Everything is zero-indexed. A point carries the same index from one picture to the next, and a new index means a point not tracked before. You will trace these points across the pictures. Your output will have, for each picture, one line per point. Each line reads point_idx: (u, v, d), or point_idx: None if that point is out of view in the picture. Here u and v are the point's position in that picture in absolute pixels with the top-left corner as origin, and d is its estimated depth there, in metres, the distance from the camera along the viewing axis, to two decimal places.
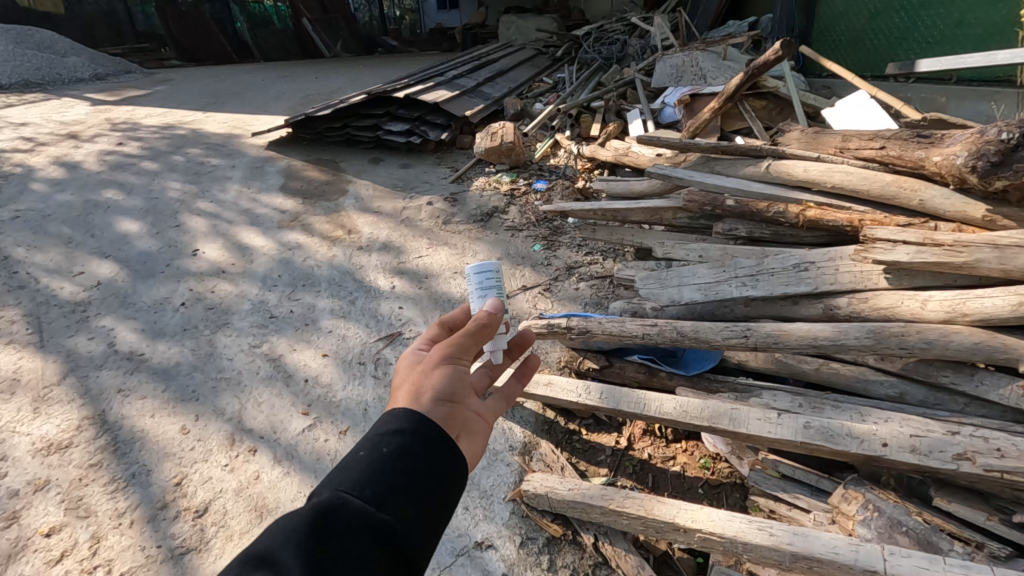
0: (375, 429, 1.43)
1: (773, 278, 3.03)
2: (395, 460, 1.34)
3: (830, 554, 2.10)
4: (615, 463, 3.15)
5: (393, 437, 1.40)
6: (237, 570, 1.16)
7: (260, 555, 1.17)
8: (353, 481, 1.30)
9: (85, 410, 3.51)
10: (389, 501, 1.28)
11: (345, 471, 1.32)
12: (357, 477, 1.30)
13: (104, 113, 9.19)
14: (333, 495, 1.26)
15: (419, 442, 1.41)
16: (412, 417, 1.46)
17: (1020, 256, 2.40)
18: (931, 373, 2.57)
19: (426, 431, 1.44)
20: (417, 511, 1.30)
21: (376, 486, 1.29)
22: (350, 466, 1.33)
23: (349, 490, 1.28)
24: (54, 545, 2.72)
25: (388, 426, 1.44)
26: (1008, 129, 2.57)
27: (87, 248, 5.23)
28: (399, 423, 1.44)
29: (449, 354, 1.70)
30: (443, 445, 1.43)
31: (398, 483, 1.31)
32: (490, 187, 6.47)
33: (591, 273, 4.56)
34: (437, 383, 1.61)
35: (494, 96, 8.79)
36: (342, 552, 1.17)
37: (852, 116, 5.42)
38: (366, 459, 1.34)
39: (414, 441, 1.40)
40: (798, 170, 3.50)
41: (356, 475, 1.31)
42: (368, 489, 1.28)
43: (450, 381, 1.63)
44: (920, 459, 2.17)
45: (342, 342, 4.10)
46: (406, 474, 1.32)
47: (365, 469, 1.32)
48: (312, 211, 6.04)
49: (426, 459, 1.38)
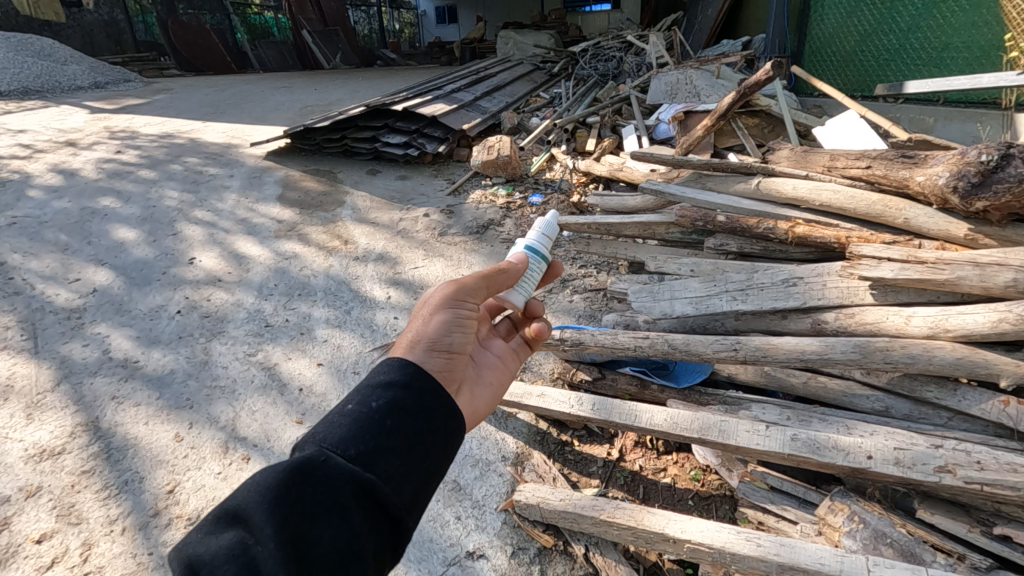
0: (366, 383, 1.49)
1: (762, 293, 3.11)
2: (381, 417, 1.40)
3: (816, 565, 2.13)
4: (606, 474, 3.20)
5: (383, 391, 1.46)
6: (212, 523, 1.23)
7: (236, 510, 1.24)
8: (337, 437, 1.35)
9: (78, 417, 3.51)
10: (374, 459, 1.33)
11: (330, 428, 1.37)
12: (341, 434, 1.36)
13: (103, 121, 9.24)
14: (316, 450, 1.32)
15: (408, 396, 1.47)
16: (404, 372, 1.53)
17: (1000, 274, 2.46)
18: (915, 388, 2.64)
19: (420, 387, 1.50)
20: (401, 469, 1.35)
21: (360, 443, 1.34)
22: (335, 424, 1.38)
23: (332, 447, 1.33)
24: (44, 552, 2.71)
25: (379, 378, 1.51)
26: (988, 151, 2.65)
27: (83, 256, 5.24)
28: (391, 376, 1.51)
29: (449, 298, 1.81)
30: (434, 407, 1.49)
31: (382, 440, 1.36)
32: (485, 201, 6.54)
33: (585, 286, 4.69)
34: (434, 327, 1.72)
35: (491, 110, 8.91)
36: (319, 508, 1.23)
37: (841, 135, 5.55)
38: (351, 416, 1.39)
39: (404, 395, 1.47)
40: (787, 188, 3.56)
41: (340, 432, 1.36)
42: (351, 446, 1.34)
43: (447, 330, 1.73)
44: (904, 471, 2.21)
45: (337, 351, 4.14)
46: (393, 432, 1.39)
47: (351, 427, 1.37)
48: (309, 221, 6.10)
49: (414, 420, 1.44)
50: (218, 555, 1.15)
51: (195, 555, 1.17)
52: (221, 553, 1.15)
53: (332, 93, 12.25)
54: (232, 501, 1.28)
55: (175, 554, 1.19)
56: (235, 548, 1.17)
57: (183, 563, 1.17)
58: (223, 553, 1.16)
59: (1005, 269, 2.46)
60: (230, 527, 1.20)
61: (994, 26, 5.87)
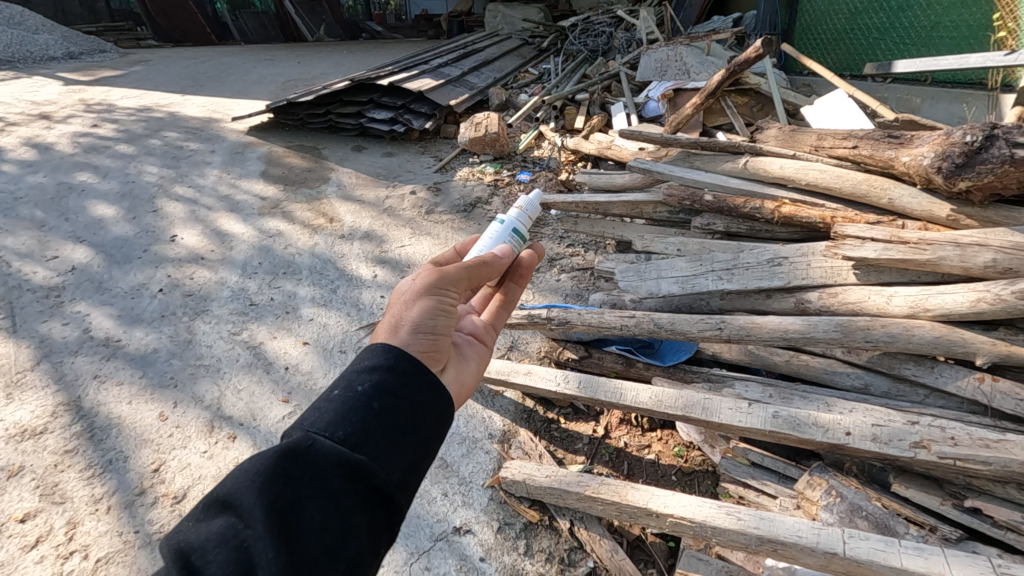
0: (351, 368, 1.48)
1: (748, 272, 3.13)
2: (369, 400, 1.39)
3: (794, 537, 2.17)
4: (592, 451, 3.24)
5: (369, 374, 1.46)
6: (200, 511, 1.23)
7: (225, 497, 1.24)
8: (325, 421, 1.34)
9: (60, 395, 3.47)
10: (363, 441, 1.33)
11: (318, 411, 1.37)
12: (329, 417, 1.35)
13: (77, 93, 8.95)
14: (303, 435, 1.31)
15: (394, 378, 1.46)
16: (389, 354, 1.51)
17: (980, 254, 2.49)
18: (894, 365, 2.68)
19: (405, 366, 1.49)
20: (390, 449, 1.35)
21: (348, 427, 1.33)
22: (323, 408, 1.38)
23: (320, 430, 1.33)
24: (29, 531, 2.70)
25: (365, 362, 1.50)
26: (972, 132, 2.66)
27: (61, 233, 5.13)
28: (376, 359, 1.49)
29: (432, 285, 1.75)
30: (421, 388, 1.48)
31: (371, 422, 1.36)
32: (473, 178, 6.48)
33: (572, 265, 4.75)
34: (418, 313, 1.66)
35: (479, 86, 8.75)
36: (308, 491, 1.23)
37: (828, 114, 5.54)
38: (338, 400, 1.39)
39: (390, 377, 1.46)
40: (774, 167, 3.55)
41: (327, 415, 1.35)
42: (339, 429, 1.33)
43: (431, 315, 1.68)
44: (881, 447, 2.26)
45: (323, 330, 4.11)
46: (382, 414, 1.38)
47: (338, 409, 1.36)
48: (293, 198, 6.01)
49: (402, 401, 1.43)
50: (208, 542, 1.16)
51: (186, 542, 1.17)
52: (210, 539, 1.15)
53: (316, 66, 11.96)
54: (222, 489, 1.28)
55: (165, 542, 1.19)
56: (225, 533, 1.17)
57: (174, 549, 1.17)
58: (213, 540, 1.16)
59: (984, 250, 2.48)
60: (220, 513, 1.20)
61: (983, 6, 5.82)
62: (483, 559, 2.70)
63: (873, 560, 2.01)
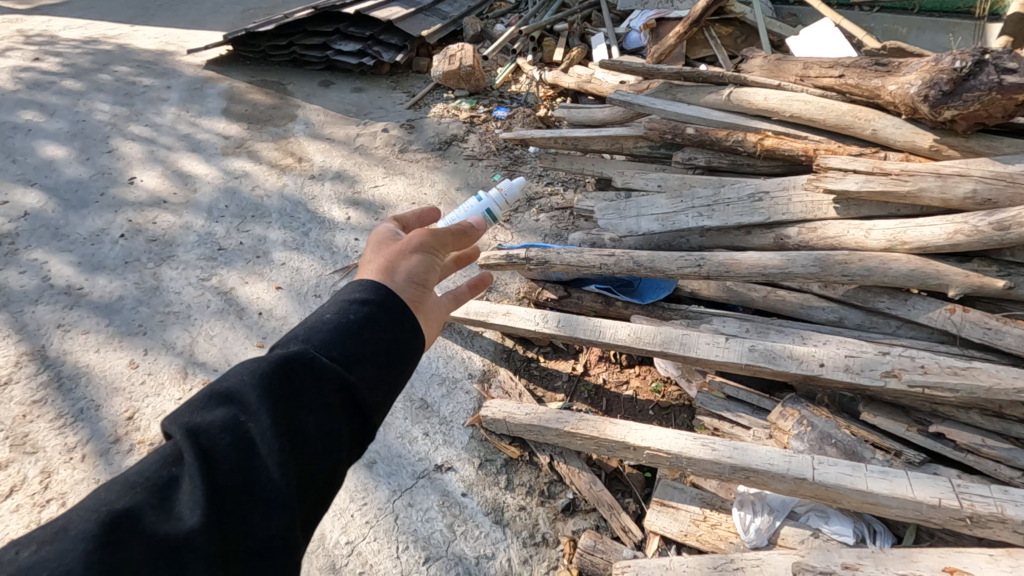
0: (344, 288, 1.34)
1: (728, 208, 3.08)
2: (362, 323, 1.26)
3: (765, 465, 2.24)
4: (571, 389, 3.29)
5: (362, 299, 1.30)
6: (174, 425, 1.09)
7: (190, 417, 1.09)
8: (316, 340, 1.21)
9: (23, 346, 3.35)
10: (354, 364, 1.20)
11: (310, 329, 1.23)
12: (321, 337, 1.22)
13: (13, 23, 8.23)
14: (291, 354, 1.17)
15: (391, 301, 1.32)
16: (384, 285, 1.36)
17: (960, 185, 2.46)
18: (868, 299, 2.69)
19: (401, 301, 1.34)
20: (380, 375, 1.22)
21: (340, 349, 1.20)
22: (315, 326, 1.24)
23: (309, 350, 1.19)
24: (2, 481, 2.66)
25: (360, 289, 1.34)
26: (962, 57, 2.58)
27: (10, 176, 4.83)
28: (371, 291, 1.33)
29: (430, 238, 1.54)
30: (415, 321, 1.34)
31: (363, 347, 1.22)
32: (448, 114, 6.21)
33: (551, 205, 4.66)
34: (414, 263, 1.44)
35: (452, 15, 8.11)
36: (294, 420, 1.10)
37: (813, 44, 5.36)
38: (331, 320, 1.25)
39: (385, 301, 1.32)
40: (758, 98, 3.40)
41: (319, 335, 1.22)
42: (331, 350, 1.20)
43: (428, 269, 1.47)
44: (853, 377, 2.30)
45: (296, 274, 3.99)
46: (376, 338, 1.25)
47: (330, 329, 1.23)
48: (258, 137, 5.71)
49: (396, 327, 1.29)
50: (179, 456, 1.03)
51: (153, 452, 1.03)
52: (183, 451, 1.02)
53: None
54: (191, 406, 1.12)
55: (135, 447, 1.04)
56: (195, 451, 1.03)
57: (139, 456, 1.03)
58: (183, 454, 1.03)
59: (965, 180, 2.47)
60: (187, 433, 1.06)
61: None
62: (465, 495, 2.76)
63: (839, 484, 2.09)
